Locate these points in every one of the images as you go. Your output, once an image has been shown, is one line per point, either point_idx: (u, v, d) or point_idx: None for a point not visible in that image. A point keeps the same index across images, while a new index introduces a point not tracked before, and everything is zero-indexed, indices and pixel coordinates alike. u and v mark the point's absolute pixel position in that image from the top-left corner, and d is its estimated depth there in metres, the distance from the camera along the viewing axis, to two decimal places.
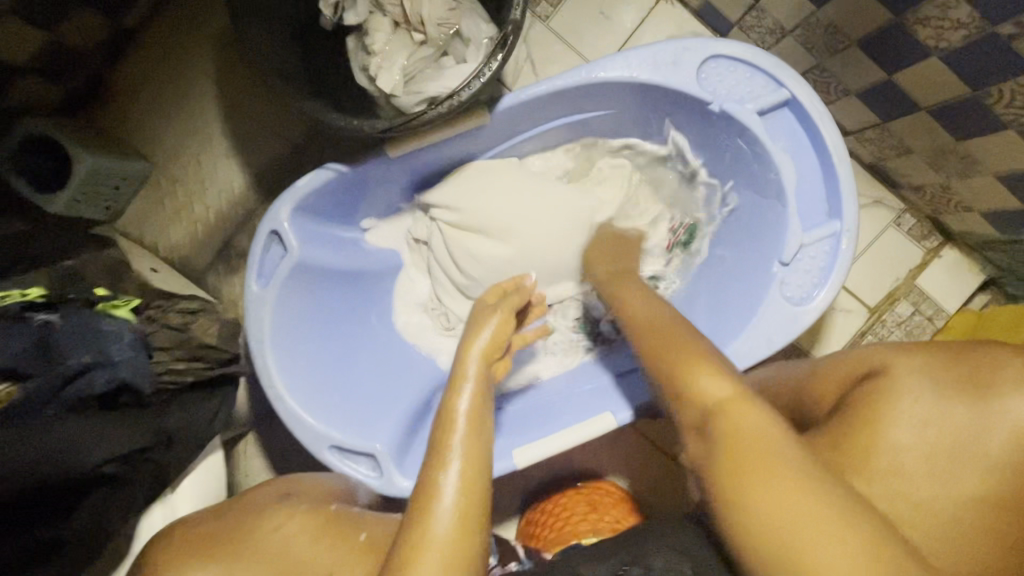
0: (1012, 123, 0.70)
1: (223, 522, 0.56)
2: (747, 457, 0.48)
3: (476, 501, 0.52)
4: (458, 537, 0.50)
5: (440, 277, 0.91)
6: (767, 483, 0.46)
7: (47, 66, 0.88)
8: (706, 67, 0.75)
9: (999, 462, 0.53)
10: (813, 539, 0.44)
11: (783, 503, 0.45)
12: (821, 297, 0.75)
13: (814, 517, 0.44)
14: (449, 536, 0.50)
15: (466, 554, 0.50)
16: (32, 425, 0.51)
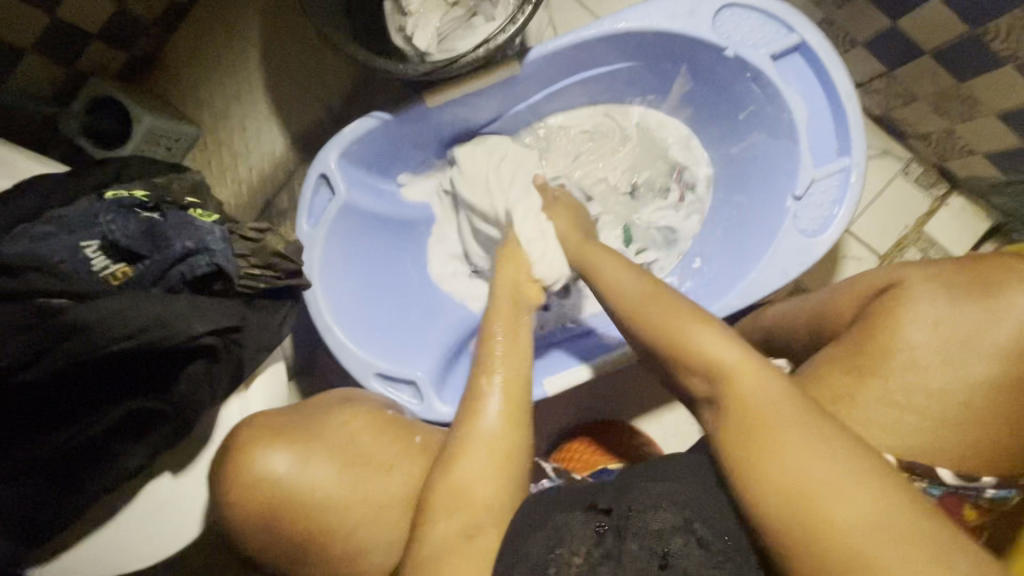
0: (1009, 58, 0.75)
1: (301, 416, 0.64)
2: (770, 419, 0.48)
3: (510, 405, 0.62)
4: (500, 433, 0.60)
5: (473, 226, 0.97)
6: (779, 444, 0.46)
7: (111, 32, 0.96)
8: (722, 16, 0.81)
9: (1003, 352, 0.57)
10: (849, 490, 0.44)
11: (797, 458, 0.45)
12: (833, 228, 0.80)
13: (831, 460, 0.44)
14: (495, 431, 0.59)
15: (507, 450, 0.59)
16: (145, 296, 0.51)
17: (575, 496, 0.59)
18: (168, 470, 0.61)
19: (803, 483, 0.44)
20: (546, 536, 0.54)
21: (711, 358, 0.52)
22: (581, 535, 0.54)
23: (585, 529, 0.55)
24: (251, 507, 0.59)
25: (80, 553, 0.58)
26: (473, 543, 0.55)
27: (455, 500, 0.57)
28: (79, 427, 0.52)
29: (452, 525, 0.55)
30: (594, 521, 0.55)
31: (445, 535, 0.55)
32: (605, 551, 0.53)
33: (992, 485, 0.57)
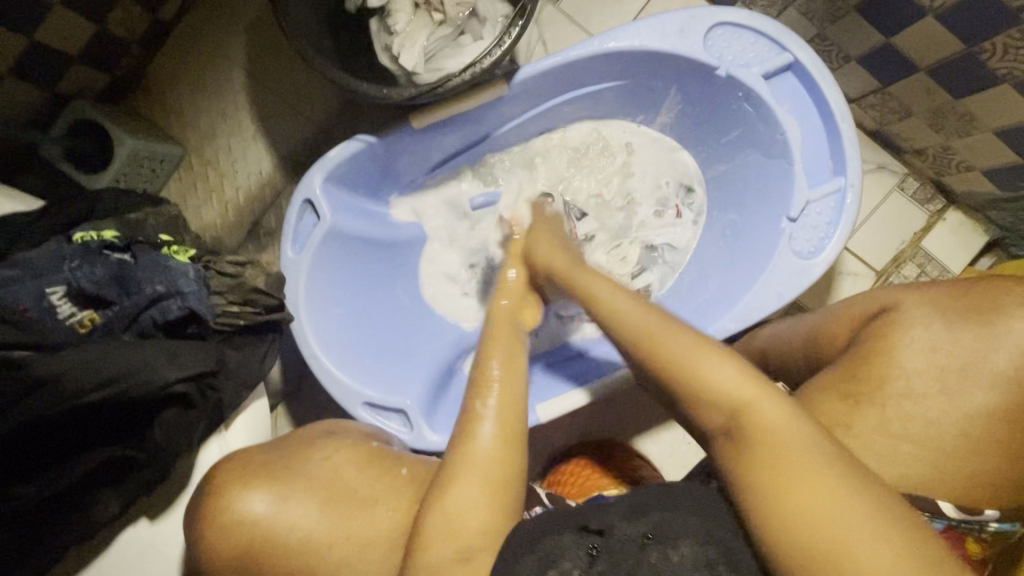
0: (1005, 76, 0.73)
1: (281, 451, 0.63)
2: (774, 454, 0.48)
3: (505, 428, 0.58)
4: (496, 457, 0.57)
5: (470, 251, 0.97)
6: (799, 480, 0.46)
7: (92, 54, 0.94)
8: (713, 34, 0.80)
9: (1003, 382, 0.55)
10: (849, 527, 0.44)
11: (811, 496, 0.46)
12: (829, 249, 0.79)
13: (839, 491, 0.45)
14: (488, 454, 0.57)
15: (503, 473, 0.56)
16: (114, 346, 0.48)
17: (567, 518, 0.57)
18: (145, 516, 0.59)
19: (808, 512, 0.45)
20: (536, 559, 0.52)
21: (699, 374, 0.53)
22: (573, 554, 0.53)
23: (577, 550, 0.53)
24: (232, 547, 0.57)
25: None
26: (466, 570, 0.52)
27: (448, 528, 0.53)
28: (48, 480, 0.49)
29: (444, 555, 0.53)
30: (587, 540, 0.54)
31: (437, 563, 0.53)
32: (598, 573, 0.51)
33: (996, 518, 0.56)
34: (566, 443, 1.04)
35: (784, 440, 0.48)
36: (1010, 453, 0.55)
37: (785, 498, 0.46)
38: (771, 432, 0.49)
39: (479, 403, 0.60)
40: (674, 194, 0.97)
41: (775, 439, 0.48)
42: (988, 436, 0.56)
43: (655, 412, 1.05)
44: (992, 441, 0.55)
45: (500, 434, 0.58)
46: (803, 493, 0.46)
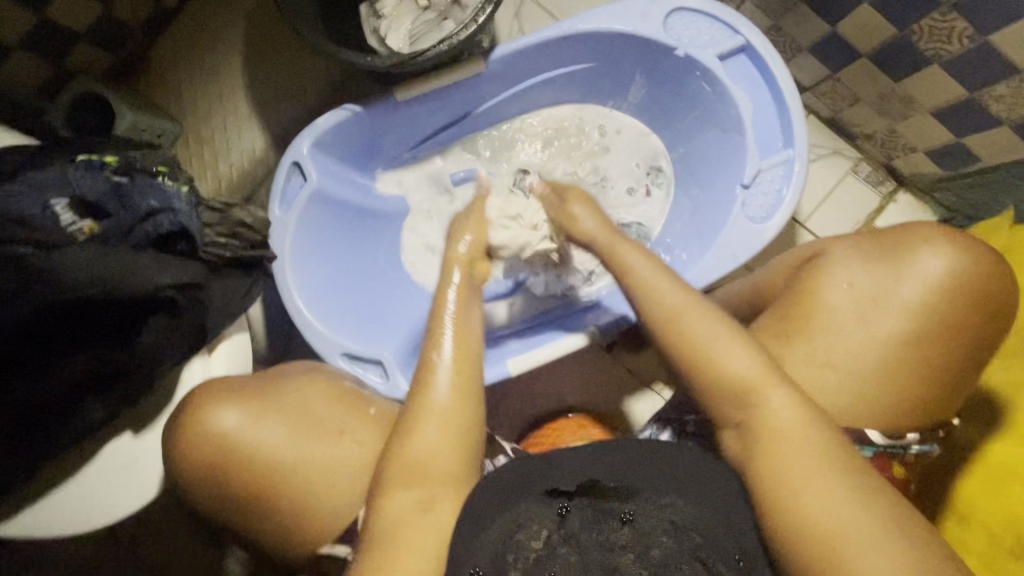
0: (934, 58, 0.81)
1: (258, 380, 0.67)
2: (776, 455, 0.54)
3: (462, 378, 0.63)
4: (453, 404, 0.61)
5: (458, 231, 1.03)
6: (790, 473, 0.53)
7: (98, 34, 1.00)
8: (672, 18, 0.88)
9: (912, 310, 0.61)
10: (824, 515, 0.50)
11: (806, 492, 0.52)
12: (779, 214, 0.85)
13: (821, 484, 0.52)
14: (447, 400, 0.61)
15: (460, 422, 0.61)
16: (108, 250, 0.51)
17: (537, 475, 0.61)
18: (129, 429, 0.63)
19: (805, 504, 0.51)
20: (502, 525, 0.57)
21: (722, 363, 0.58)
22: (541, 516, 0.57)
23: (546, 511, 0.58)
24: (202, 459, 0.62)
25: (46, 506, 0.61)
26: (432, 515, 0.58)
27: (410, 474, 0.59)
28: (42, 378, 0.52)
29: (408, 499, 0.58)
30: (557, 502, 0.59)
31: (402, 509, 0.58)
32: (568, 532, 0.57)
33: (916, 441, 0.65)
34: (537, 413, 1.10)
35: (783, 441, 0.54)
36: (921, 379, 0.62)
37: (800, 504, 0.51)
38: (776, 430, 0.55)
39: (439, 355, 0.64)
40: (643, 172, 1.03)
41: (776, 431, 0.55)
42: (900, 361, 0.62)
43: (625, 384, 1.11)
44: (903, 364, 0.62)
45: (459, 395, 0.62)
46: (826, 499, 0.51)
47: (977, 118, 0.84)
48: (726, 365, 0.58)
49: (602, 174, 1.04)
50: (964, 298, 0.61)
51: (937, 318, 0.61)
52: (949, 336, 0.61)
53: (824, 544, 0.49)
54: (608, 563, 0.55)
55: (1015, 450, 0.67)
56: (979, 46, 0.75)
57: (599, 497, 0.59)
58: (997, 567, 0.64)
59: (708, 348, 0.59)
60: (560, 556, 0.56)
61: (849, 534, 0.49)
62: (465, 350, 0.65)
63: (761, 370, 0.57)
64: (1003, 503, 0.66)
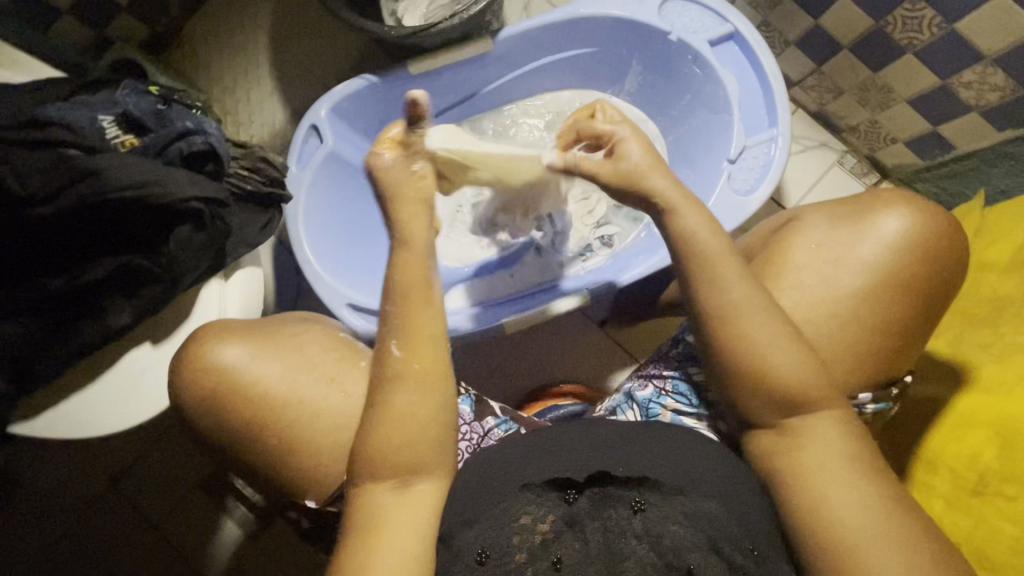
0: (908, 47, 0.88)
1: (260, 324, 0.72)
2: (808, 465, 0.58)
3: (429, 363, 0.62)
4: (422, 392, 0.61)
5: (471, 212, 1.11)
6: (826, 483, 0.57)
7: (139, 7, 1.09)
8: (667, 6, 0.95)
9: (869, 266, 0.67)
10: (855, 531, 0.54)
11: (840, 505, 0.55)
12: (763, 188, 0.90)
13: (849, 493, 0.55)
14: (415, 388, 0.61)
15: (433, 410, 0.62)
16: (144, 162, 0.57)
17: (536, 465, 0.63)
18: (148, 340, 0.69)
19: (837, 512, 0.55)
20: (501, 511, 0.60)
21: (767, 365, 0.59)
22: (550, 503, 0.60)
23: (553, 496, 0.60)
24: (204, 391, 0.67)
25: (68, 407, 0.66)
26: (411, 497, 0.60)
27: (382, 465, 0.60)
28: (78, 273, 0.58)
29: (386, 490, 0.59)
30: (564, 491, 0.61)
31: (382, 499, 0.59)
32: (574, 517, 0.59)
33: (871, 402, 0.68)
34: (531, 385, 1.14)
35: (818, 449, 0.58)
36: (877, 327, 0.66)
37: (820, 498, 0.56)
38: (816, 440, 0.59)
39: (395, 350, 0.62)
40: None
41: (818, 446, 0.58)
42: (858, 314, 0.66)
43: (616, 360, 1.15)
44: (861, 318, 0.67)
45: (418, 396, 0.61)
46: (841, 495, 0.55)
47: (949, 105, 0.91)
48: (773, 363, 0.59)
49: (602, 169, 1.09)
50: (919, 256, 0.66)
51: (892, 275, 0.66)
52: (906, 293, 0.66)
53: (837, 538, 0.54)
54: (618, 551, 0.56)
55: (980, 402, 0.70)
56: (947, 33, 0.82)
57: (611, 487, 0.61)
58: (959, 506, 0.68)
59: (762, 353, 0.59)
60: (565, 539, 0.58)
61: (860, 532, 0.54)
62: (424, 350, 0.62)
63: (803, 367, 0.59)
64: (966, 446, 0.69)
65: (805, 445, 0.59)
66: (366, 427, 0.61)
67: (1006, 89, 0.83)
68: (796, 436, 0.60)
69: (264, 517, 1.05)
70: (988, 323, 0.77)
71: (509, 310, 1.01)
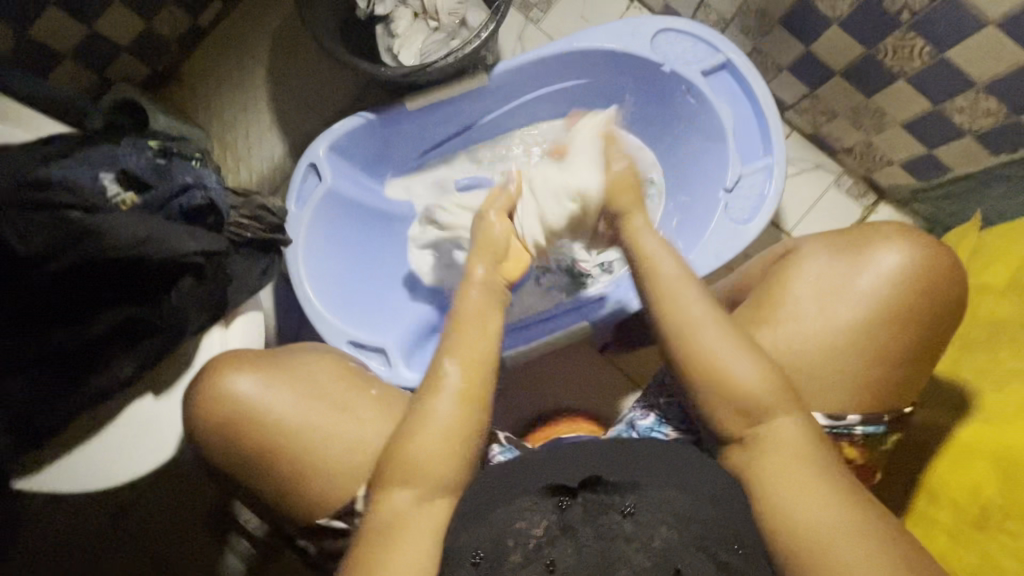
0: (899, 74, 0.89)
1: (266, 353, 0.72)
2: (779, 468, 0.61)
3: (469, 386, 0.66)
4: (455, 410, 0.65)
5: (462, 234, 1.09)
6: (805, 488, 0.59)
7: (139, 49, 1.09)
8: (659, 38, 0.96)
9: (869, 298, 0.67)
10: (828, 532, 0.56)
11: (818, 508, 0.57)
12: (759, 216, 0.91)
13: (818, 495, 0.58)
14: (450, 407, 0.64)
15: (462, 431, 0.64)
16: (145, 218, 0.57)
17: (535, 475, 0.64)
18: (150, 392, 0.68)
19: (814, 517, 0.57)
20: (505, 512, 0.60)
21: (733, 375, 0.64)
22: (544, 510, 0.60)
23: (546, 503, 0.61)
24: (212, 421, 0.66)
25: (73, 459, 0.65)
26: (428, 508, 0.62)
27: (403, 472, 0.62)
28: (77, 330, 0.57)
29: (403, 497, 0.62)
30: (558, 497, 0.61)
31: (402, 504, 0.62)
32: (568, 522, 0.59)
33: (860, 422, 0.67)
34: (535, 412, 1.14)
35: (790, 450, 0.62)
36: (875, 357, 0.66)
37: (784, 491, 0.60)
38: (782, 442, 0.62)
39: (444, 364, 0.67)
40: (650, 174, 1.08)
41: (780, 447, 0.62)
42: (857, 345, 0.67)
43: (618, 385, 1.15)
44: (858, 347, 0.66)
45: (454, 411, 0.65)
46: (813, 501, 0.58)
47: (942, 130, 0.91)
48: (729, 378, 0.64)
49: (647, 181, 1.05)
50: (923, 290, 0.66)
51: (894, 306, 0.66)
52: (907, 326, 0.66)
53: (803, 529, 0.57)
54: (609, 535, 0.57)
55: (985, 430, 0.69)
56: (937, 61, 0.82)
57: (602, 491, 0.61)
58: (966, 539, 0.66)
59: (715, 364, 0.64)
60: (559, 544, 0.58)
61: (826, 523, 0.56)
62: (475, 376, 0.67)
63: (759, 386, 0.63)
64: (968, 479, 0.68)
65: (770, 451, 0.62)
66: (397, 435, 0.65)
67: (998, 115, 0.84)
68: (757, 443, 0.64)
69: (270, 550, 1.04)
70: (988, 349, 0.77)
71: (535, 338, 1.03)
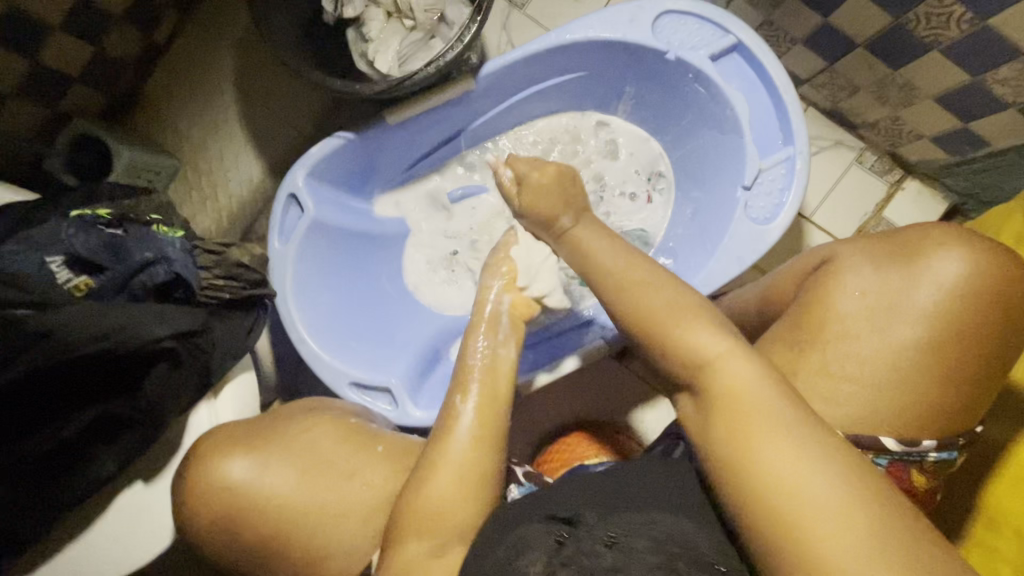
0: (933, 44, 0.79)
1: (262, 422, 0.66)
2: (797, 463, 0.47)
3: (486, 428, 0.61)
4: (471, 448, 0.59)
5: (462, 248, 1.01)
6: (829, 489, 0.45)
7: (91, 76, 0.99)
8: (661, 21, 0.87)
9: (924, 314, 0.60)
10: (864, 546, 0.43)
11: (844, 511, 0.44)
12: (783, 215, 0.83)
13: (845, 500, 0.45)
14: (465, 445, 0.59)
15: (479, 467, 0.58)
16: (106, 308, 0.55)
17: (535, 509, 0.57)
18: (140, 479, 0.64)
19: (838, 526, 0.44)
20: (509, 548, 0.52)
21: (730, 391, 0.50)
22: (539, 542, 0.52)
23: (545, 537, 0.52)
24: (214, 511, 0.61)
25: (66, 556, 0.62)
26: (442, 561, 0.55)
27: (421, 521, 0.56)
28: (46, 435, 0.55)
29: (422, 548, 0.56)
30: (555, 530, 0.53)
31: (417, 556, 0.55)
32: (567, 557, 0.50)
33: (933, 448, 0.60)
34: (552, 428, 1.05)
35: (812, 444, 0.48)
36: (935, 380, 0.60)
37: (778, 476, 0.46)
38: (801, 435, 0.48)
39: (459, 402, 0.62)
40: (659, 168, 1.00)
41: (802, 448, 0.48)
42: (913, 369, 0.60)
43: (639, 393, 1.05)
44: (915, 370, 0.60)
45: (476, 448, 0.59)
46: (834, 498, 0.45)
47: (980, 103, 0.83)
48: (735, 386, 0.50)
49: (653, 181, 1.01)
50: (978, 301, 0.60)
51: (946, 319, 0.60)
52: (971, 342, 0.60)
53: (790, 522, 0.45)
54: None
55: None
56: (978, 29, 0.73)
57: (600, 522, 0.53)
58: None
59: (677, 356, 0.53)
60: None
61: (825, 518, 0.44)
62: (485, 417, 0.61)
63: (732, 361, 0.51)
64: None
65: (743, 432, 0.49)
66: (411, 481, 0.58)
67: None
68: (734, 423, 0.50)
69: None
70: None
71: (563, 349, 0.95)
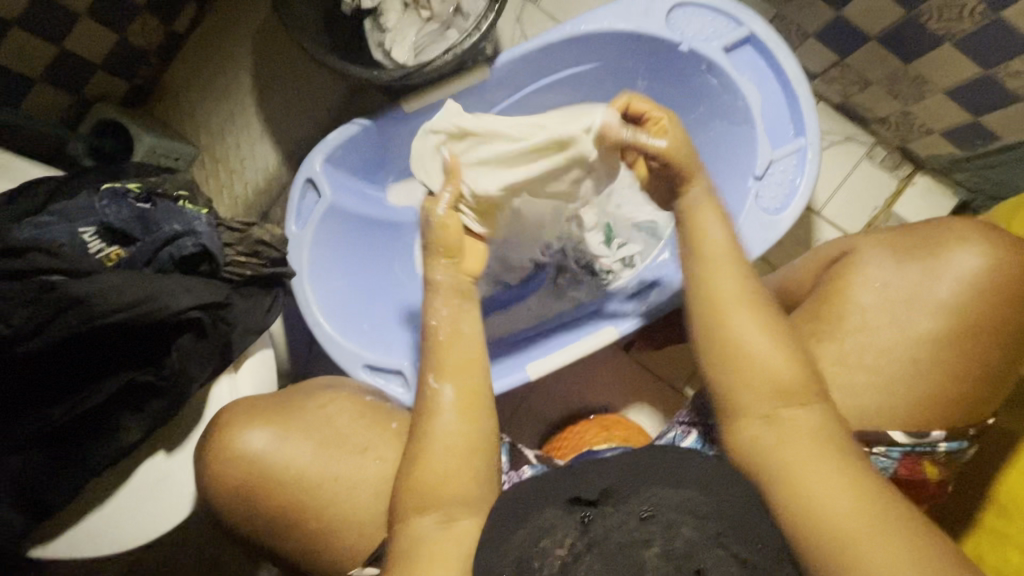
0: (945, 37, 0.80)
1: (278, 397, 0.68)
2: (800, 459, 0.52)
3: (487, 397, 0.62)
4: (467, 417, 0.60)
5: None
6: (829, 476, 0.51)
7: (113, 63, 1.01)
8: (674, 14, 0.88)
9: (937, 303, 0.61)
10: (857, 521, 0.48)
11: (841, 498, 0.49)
12: (794, 204, 0.84)
13: (833, 480, 0.50)
14: (457, 422, 0.60)
15: (476, 439, 0.60)
16: (134, 278, 0.57)
17: (550, 483, 0.58)
18: (162, 449, 0.66)
19: (831, 509, 0.49)
20: (527, 532, 0.53)
21: (752, 355, 0.56)
22: (565, 525, 0.52)
23: (569, 520, 0.52)
24: (231, 484, 0.63)
25: (91, 519, 0.64)
26: (451, 531, 0.57)
27: (427, 491, 0.58)
28: (76, 402, 0.58)
29: (430, 519, 0.57)
30: (579, 512, 0.53)
31: (426, 531, 0.56)
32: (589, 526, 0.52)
33: (944, 438, 0.61)
34: (562, 416, 1.06)
35: (814, 438, 0.53)
36: (945, 365, 0.61)
37: (794, 472, 0.52)
38: (806, 430, 0.54)
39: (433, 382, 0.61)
40: None
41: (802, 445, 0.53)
42: (921, 356, 0.61)
43: (646, 383, 1.06)
44: (924, 355, 0.61)
45: (467, 425, 0.60)
46: (827, 485, 0.50)
47: (991, 95, 0.83)
48: (745, 364, 0.57)
49: None
50: (987, 288, 0.60)
51: (955, 304, 0.61)
52: (982, 330, 0.60)
53: (801, 510, 0.50)
54: (635, 562, 0.47)
55: None
56: (991, 21, 0.74)
57: (621, 499, 0.54)
58: None
59: (723, 326, 0.58)
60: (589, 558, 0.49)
61: (846, 524, 0.48)
62: (470, 387, 0.61)
63: (763, 349, 0.56)
64: None
65: (778, 435, 0.54)
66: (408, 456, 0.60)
67: None
68: (778, 428, 0.54)
69: None
70: None
71: (570, 336, 0.96)
